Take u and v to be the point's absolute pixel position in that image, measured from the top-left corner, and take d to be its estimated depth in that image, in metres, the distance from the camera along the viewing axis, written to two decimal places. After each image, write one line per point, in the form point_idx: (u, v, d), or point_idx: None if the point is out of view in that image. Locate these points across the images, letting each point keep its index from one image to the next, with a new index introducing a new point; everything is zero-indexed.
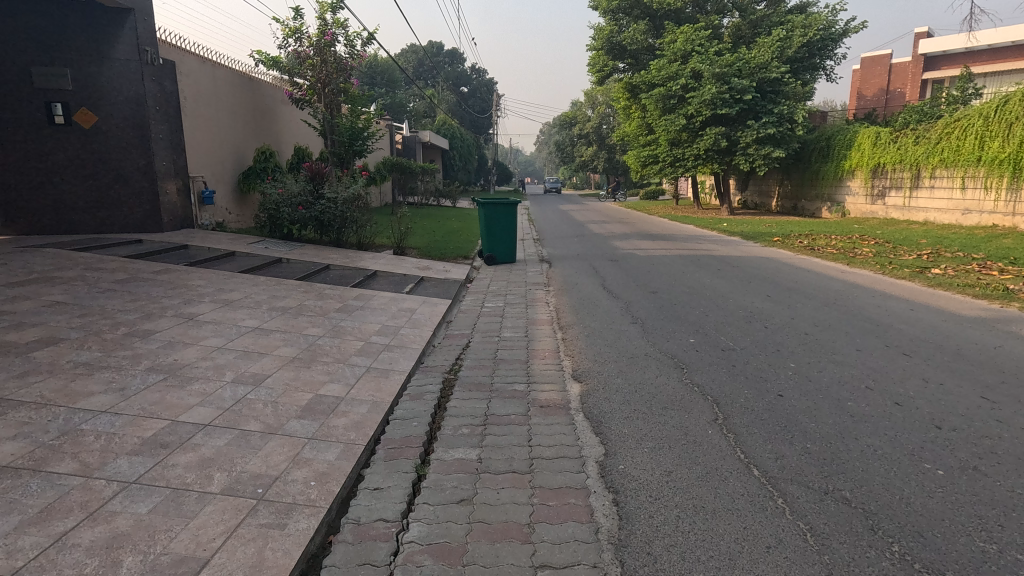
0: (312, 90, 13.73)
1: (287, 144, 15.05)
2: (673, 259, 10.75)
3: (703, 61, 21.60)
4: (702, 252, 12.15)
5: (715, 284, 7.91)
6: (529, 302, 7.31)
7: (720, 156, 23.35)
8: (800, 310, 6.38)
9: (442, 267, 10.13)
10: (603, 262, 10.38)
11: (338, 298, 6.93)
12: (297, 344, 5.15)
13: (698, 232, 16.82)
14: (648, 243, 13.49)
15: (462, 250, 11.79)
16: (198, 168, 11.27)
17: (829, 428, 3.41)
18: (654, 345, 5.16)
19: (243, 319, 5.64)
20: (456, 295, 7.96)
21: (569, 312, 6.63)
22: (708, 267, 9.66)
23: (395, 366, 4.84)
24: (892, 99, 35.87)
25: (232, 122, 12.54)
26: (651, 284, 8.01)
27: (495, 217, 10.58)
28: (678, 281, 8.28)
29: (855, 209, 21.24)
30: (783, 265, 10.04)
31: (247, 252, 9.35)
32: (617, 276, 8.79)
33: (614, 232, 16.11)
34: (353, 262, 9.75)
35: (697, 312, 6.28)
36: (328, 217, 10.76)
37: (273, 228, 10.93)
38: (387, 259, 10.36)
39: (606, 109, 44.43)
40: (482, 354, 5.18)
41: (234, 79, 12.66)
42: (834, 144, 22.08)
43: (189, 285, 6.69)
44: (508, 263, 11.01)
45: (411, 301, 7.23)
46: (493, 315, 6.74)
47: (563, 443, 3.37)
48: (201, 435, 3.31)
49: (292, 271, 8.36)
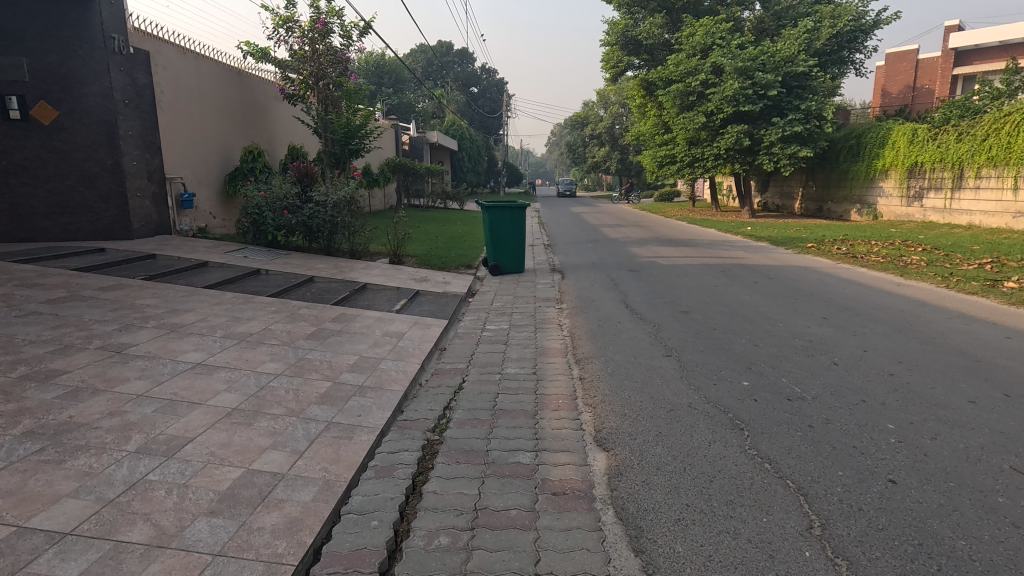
0: (305, 84, 12.76)
1: (280, 143, 14.06)
2: (701, 269, 9.57)
3: (724, 55, 20.39)
4: (732, 259, 10.97)
5: (757, 303, 6.74)
6: (539, 324, 6.20)
7: (741, 156, 22.07)
8: (871, 339, 5.20)
9: (442, 278, 9.07)
10: (622, 273, 9.24)
11: (314, 321, 5.88)
12: (246, 386, 4.09)
13: (723, 237, 15.62)
14: (670, 250, 12.36)
15: (465, 257, 10.73)
16: (177, 168, 10.33)
17: (990, 550, 2.25)
18: (700, 391, 4.01)
19: (187, 351, 4.59)
20: (454, 314, 6.86)
21: (586, 338, 5.50)
22: (742, 278, 8.48)
23: (366, 420, 3.75)
24: (918, 96, 34.40)
25: (217, 119, 11.59)
26: (679, 301, 6.87)
27: (501, 223, 9.48)
28: (712, 297, 7.11)
29: (888, 212, 19.90)
30: (829, 277, 8.81)
31: (223, 262, 8.35)
32: (640, 290, 7.66)
33: (631, 237, 14.99)
34: (342, 272, 8.72)
35: (745, 342, 5.13)
36: (317, 222, 9.75)
37: (257, 234, 9.90)
38: (379, 269, 9.30)
39: (618, 108, 43.29)
40: (477, 402, 4.07)
41: (221, 72, 11.70)
42: (864, 141, 20.75)
43: (137, 304, 5.67)
44: (516, 272, 9.93)
45: (400, 323, 6.15)
46: (496, 342, 5.64)
47: (588, 570, 2.25)
48: (51, 556, 2.24)
49: (268, 285, 7.34)
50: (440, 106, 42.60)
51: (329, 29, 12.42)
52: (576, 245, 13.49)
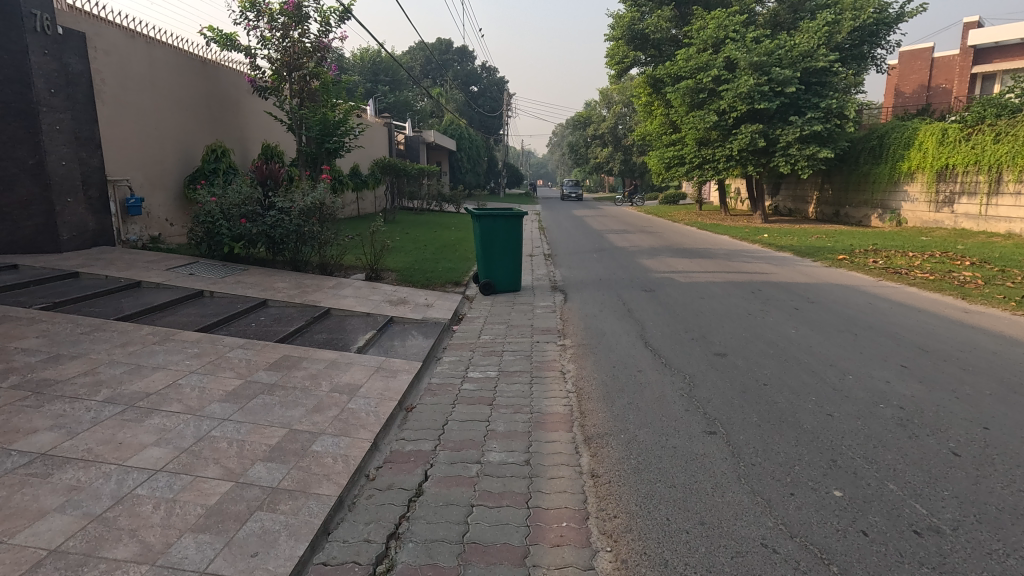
0: (277, 75, 11.45)
1: (254, 142, 12.73)
2: (726, 288, 8.23)
3: (738, 49, 19.04)
4: (758, 275, 9.63)
5: (810, 342, 5.38)
6: (535, 372, 4.86)
7: (755, 158, 20.66)
8: (984, 406, 3.83)
9: (424, 300, 7.75)
10: (635, 294, 7.89)
11: (244, 371, 4.53)
12: (97, 497, 2.75)
13: (739, 246, 14.31)
14: (685, 262, 11.03)
15: (454, 272, 9.40)
16: (123, 169, 9.02)
17: None
18: (774, 513, 2.66)
19: (35, 431, 3.25)
20: (431, 354, 5.51)
21: (597, 399, 4.14)
22: (780, 302, 7.14)
23: (261, 566, 2.39)
24: (934, 95, 33.12)
25: (176, 113, 10.26)
26: (711, 338, 5.53)
27: (494, 234, 8.18)
28: (750, 331, 5.76)
29: (913, 217, 18.57)
30: (881, 302, 7.46)
31: (162, 281, 7.02)
32: (659, 319, 6.34)
33: (640, 245, 13.68)
34: (304, 292, 7.40)
35: (815, 412, 3.76)
36: (280, 232, 8.42)
37: (211, 246, 8.58)
38: (351, 288, 7.95)
39: (622, 108, 42.07)
40: (439, 525, 2.71)
41: (180, 60, 10.38)
42: (887, 142, 19.43)
43: (8, 349, 4.35)
44: (510, 291, 8.60)
45: (357, 372, 4.80)
46: (478, 401, 4.29)
47: None
48: None
49: (205, 314, 6.01)
50: (438, 105, 41.39)
51: (302, 13, 11.06)
52: (581, 256, 12.15)
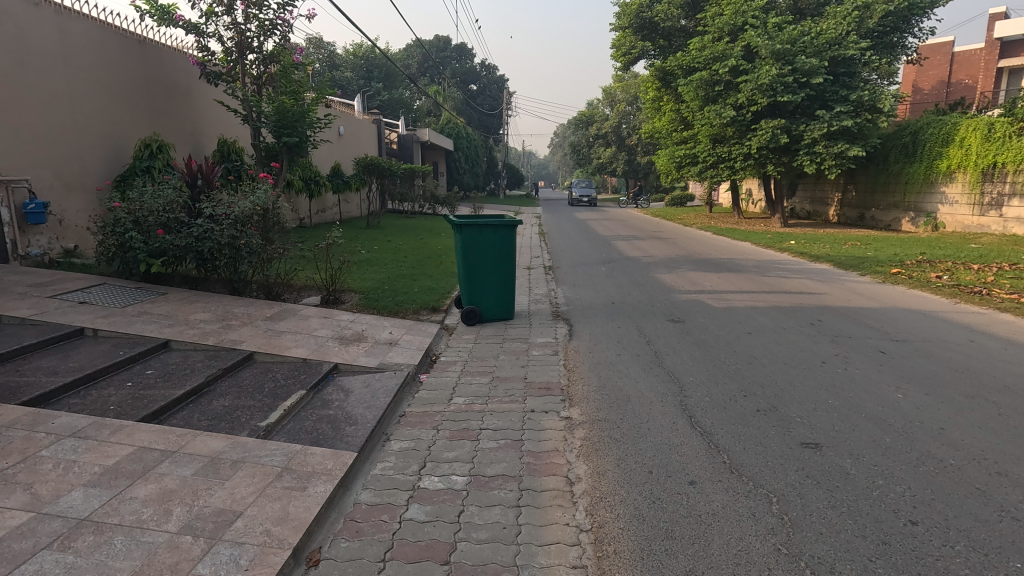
0: (226, 57, 9.66)
1: (208, 137, 11.00)
2: (776, 317, 6.46)
3: (759, 35, 17.29)
4: (805, 296, 7.85)
5: (940, 421, 3.59)
6: (528, 483, 3.07)
7: (776, 155, 18.76)
8: None
9: (388, 336, 5.99)
10: (659, 326, 6.15)
11: (46, 491, 2.77)
12: None
13: (765, 255, 12.59)
14: (710, 278, 9.28)
15: (431, 294, 7.64)
16: (22, 168, 7.31)
17: None
18: None
19: None
20: (371, 440, 3.71)
21: (634, 565, 2.36)
22: (853, 342, 5.39)
23: None
24: (955, 91, 31.24)
25: (102, 100, 8.54)
26: (788, 413, 3.76)
27: (479, 248, 6.46)
28: (839, 400, 3.99)
29: (953, 221, 16.82)
30: (992, 340, 5.61)
31: (32, 313, 5.27)
32: (702, 373, 4.56)
33: (654, 255, 11.94)
34: (228, 327, 5.63)
35: None
36: (208, 245, 6.65)
37: (124, 263, 6.81)
38: (294, 319, 6.19)
39: (626, 106, 40.42)
40: None
41: (110, 38, 8.70)
42: (921, 138, 17.67)
43: None
44: (498, 320, 6.83)
45: (243, 483, 3.04)
46: (427, 557, 2.51)
47: None
48: None
49: (63, 368, 4.28)
50: (435, 103, 39.74)
51: None
52: (587, 269, 10.39)
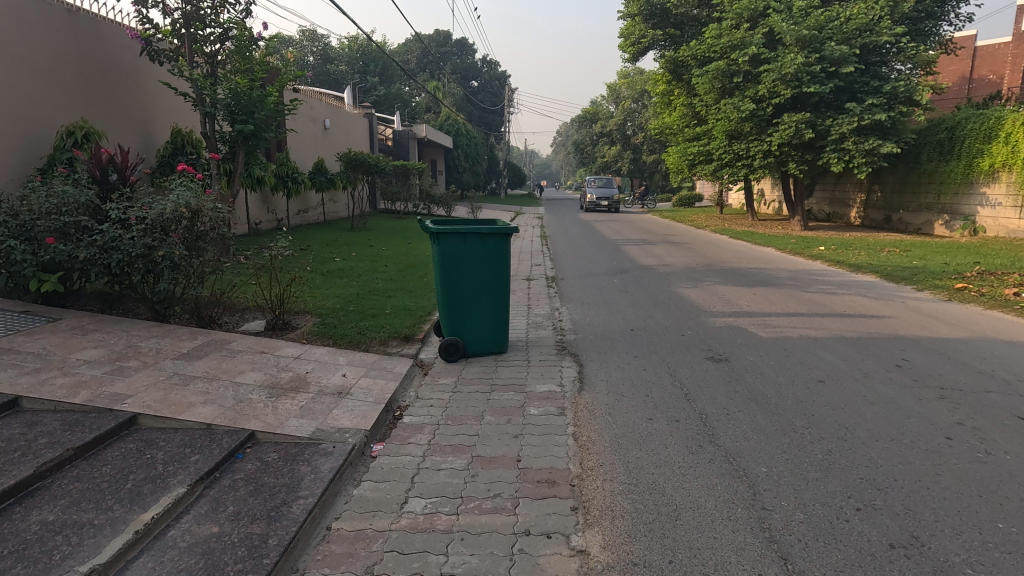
0: (171, 30, 8.22)
1: (159, 126, 9.59)
2: (847, 354, 4.96)
3: (783, 20, 15.75)
4: (869, 321, 6.33)
5: None
6: None
7: (798, 153, 17.23)
8: None
9: (337, 382, 4.48)
10: (698, 367, 4.66)
11: None
12: None
13: (797, 264, 11.10)
14: (743, 294, 7.77)
15: (404, 318, 6.13)
16: None
17: None
18: None
19: None
20: None
21: None
22: (974, 401, 3.89)
23: None
24: (976, 88, 29.64)
25: (17, 77, 7.08)
26: (947, 558, 2.28)
27: (461, 263, 5.00)
28: (1016, 524, 2.50)
29: (995, 225, 15.27)
30: None
31: None
32: (779, 461, 3.09)
33: (672, 264, 10.45)
34: (116, 373, 4.14)
35: None
36: (114, 257, 5.16)
37: (10, 279, 5.33)
38: (218, 357, 4.70)
39: (631, 103, 39.00)
40: None
41: (28, 3, 7.24)
42: (960, 133, 16.12)
43: None
44: (488, 354, 5.35)
45: None
46: None
47: None
48: None
49: None
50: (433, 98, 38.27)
51: None
52: (596, 281, 8.88)
